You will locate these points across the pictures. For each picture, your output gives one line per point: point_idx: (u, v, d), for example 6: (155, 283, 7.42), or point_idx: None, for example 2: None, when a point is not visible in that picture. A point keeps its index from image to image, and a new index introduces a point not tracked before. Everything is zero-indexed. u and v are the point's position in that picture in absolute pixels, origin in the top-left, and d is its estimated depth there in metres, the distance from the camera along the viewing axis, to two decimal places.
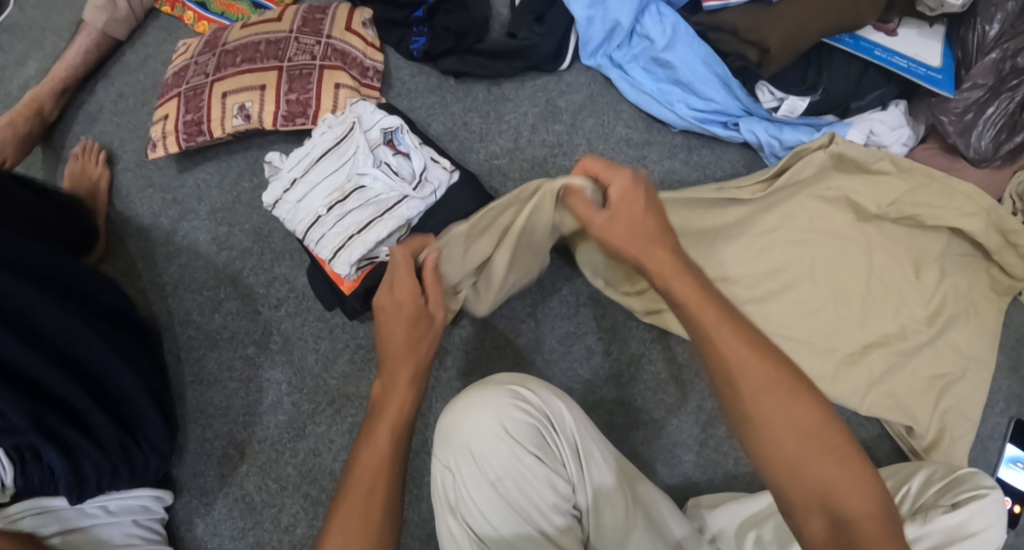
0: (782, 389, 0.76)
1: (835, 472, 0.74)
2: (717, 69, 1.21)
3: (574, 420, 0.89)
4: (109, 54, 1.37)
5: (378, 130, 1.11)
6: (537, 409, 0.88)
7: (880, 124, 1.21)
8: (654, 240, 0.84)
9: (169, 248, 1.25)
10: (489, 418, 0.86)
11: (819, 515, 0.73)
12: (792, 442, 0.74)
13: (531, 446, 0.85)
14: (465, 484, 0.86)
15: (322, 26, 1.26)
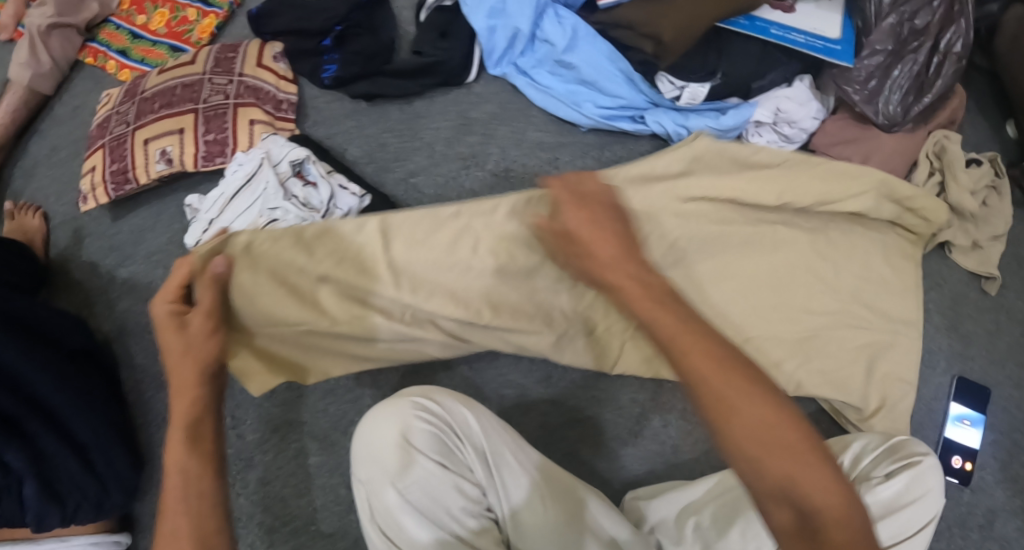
0: (734, 389, 0.72)
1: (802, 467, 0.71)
2: (620, 66, 1.22)
3: (477, 424, 0.92)
4: (40, 109, 1.40)
5: (287, 163, 1.14)
6: (439, 416, 0.91)
7: (786, 101, 1.22)
8: (595, 242, 0.83)
9: (110, 295, 1.25)
10: (392, 429, 0.89)
11: (785, 505, 0.71)
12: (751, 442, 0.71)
13: (434, 453, 0.89)
14: (377, 500, 0.88)
15: (233, 64, 1.29)
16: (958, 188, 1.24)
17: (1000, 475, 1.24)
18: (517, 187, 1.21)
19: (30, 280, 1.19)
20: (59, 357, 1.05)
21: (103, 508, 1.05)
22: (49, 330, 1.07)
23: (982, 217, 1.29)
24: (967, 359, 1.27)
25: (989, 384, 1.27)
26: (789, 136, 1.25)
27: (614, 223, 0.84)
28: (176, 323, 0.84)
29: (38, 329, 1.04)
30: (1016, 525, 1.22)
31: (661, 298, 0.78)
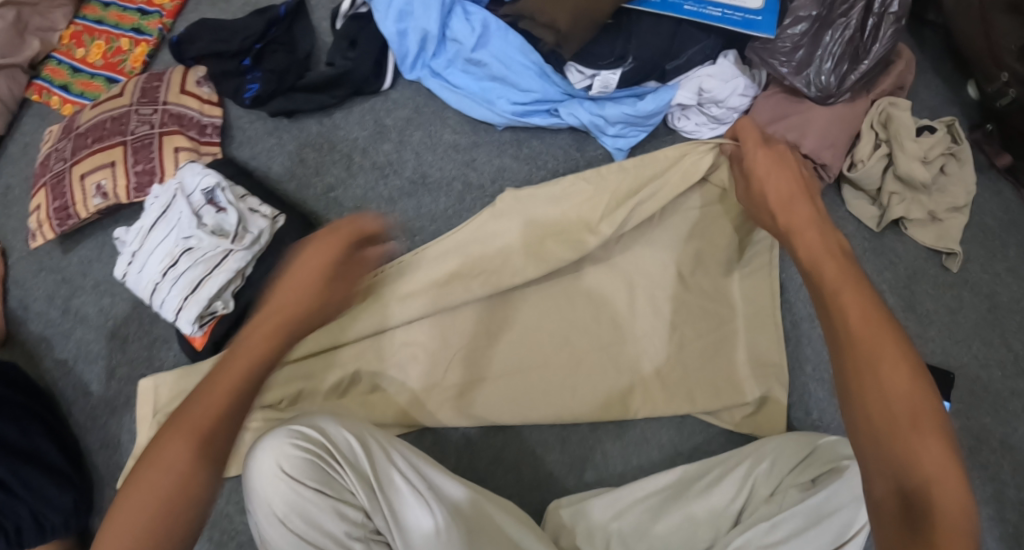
0: (886, 349, 0.72)
1: (904, 394, 0.71)
2: (531, 58, 1.20)
3: (360, 449, 0.94)
4: None
5: (199, 193, 1.14)
6: (319, 445, 0.92)
7: (709, 79, 1.17)
8: (790, 196, 0.90)
9: (63, 325, 1.29)
10: (269, 459, 0.90)
11: (889, 482, 0.69)
12: (875, 404, 0.71)
13: (312, 481, 0.90)
14: (265, 528, 0.90)
15: (158, 93, 1.26)
16: (907, 156, 1.16)
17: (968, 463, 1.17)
18: (434, 193, 1.22)
19: None
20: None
21: (44, 530, 1.12)
22: None
23: (939, 186, 1.21)
24: (926, 340, 1.20)
25: (951, 366, 1.20)
26: (720, 117, 1.20)
27: (793, 170, 0.94)
28: (333, 281, 0.84)
29: None
30: (984, 514, 1.16)
31: (832, 255, 0.81)
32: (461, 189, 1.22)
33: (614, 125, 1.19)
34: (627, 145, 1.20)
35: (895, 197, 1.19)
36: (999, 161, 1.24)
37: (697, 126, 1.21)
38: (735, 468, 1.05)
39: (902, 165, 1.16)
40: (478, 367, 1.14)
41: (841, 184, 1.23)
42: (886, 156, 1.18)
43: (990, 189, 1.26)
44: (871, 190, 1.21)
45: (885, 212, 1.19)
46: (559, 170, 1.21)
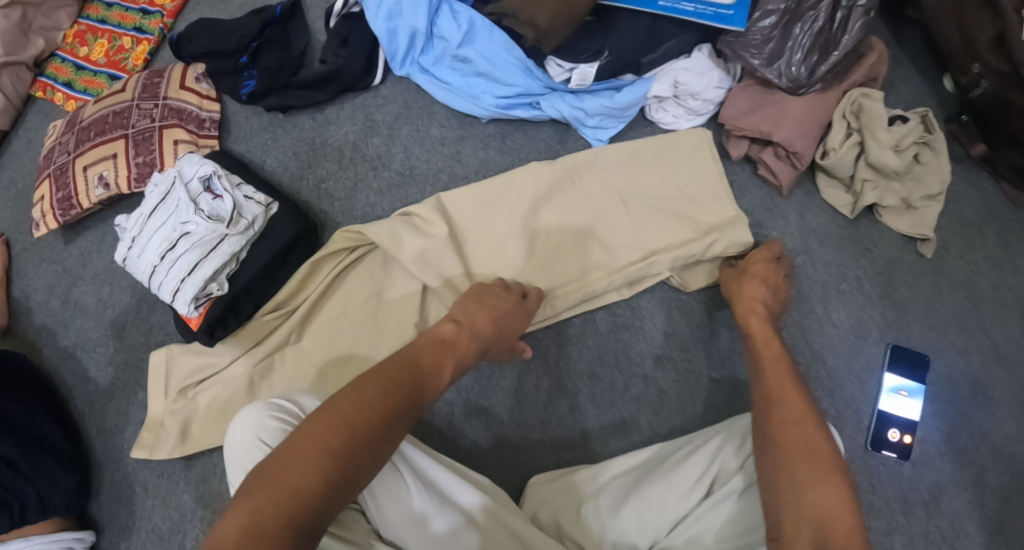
0: (797, 416, 0.94)
1: (808, 435, 0.92)
2: (515, 54, 1.23)
3: None
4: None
5: (197, 180, 1.20)
6: (296, 415, 0.97)
7: (684, 73, 1.20)
8: (748, 287, 1.11)
9: (63, 314, 1.34)
10: (248, 429, 0.95)
11: (804, 525, 0.85)
12: (793, 455, 0.90)
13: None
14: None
15: (158, 88, 1.33)
16: (878, 147, 1.18)
17: (944, 447, 1.19)
18: (421, 185, 1.26)
19: None
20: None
21: (48, 508, 1.17)
22: None
23: (915, 175, 1.23)
24: (903, 326, 1.22)
25: (928, 353, 1.22)
26: (696, 109, 1.23)
27: (764, 287, 1.11)
28: (483, 313, 1.06)
29: None
30: (963, 499, 1.18)
31: (768, 337, 1.05)
32: (447, 180, 1.25)
33: (594, 117, 1.23)
34: (607, 136, 1.23)
35: (869, 183, 1.21)
36: (974, 150, 1.26)
37: (675, 118, 1.24)
38: (710, 441, 1.07)
39: (875, 154, 1.18)
40: (479, 239, 1.17)
41: (816, 171, 1.25)
42: (858, 145, 1.20)
43: (968, 179, 1.28)
44: (845, 178, 1.23)
45: (858, 199, 1.21)
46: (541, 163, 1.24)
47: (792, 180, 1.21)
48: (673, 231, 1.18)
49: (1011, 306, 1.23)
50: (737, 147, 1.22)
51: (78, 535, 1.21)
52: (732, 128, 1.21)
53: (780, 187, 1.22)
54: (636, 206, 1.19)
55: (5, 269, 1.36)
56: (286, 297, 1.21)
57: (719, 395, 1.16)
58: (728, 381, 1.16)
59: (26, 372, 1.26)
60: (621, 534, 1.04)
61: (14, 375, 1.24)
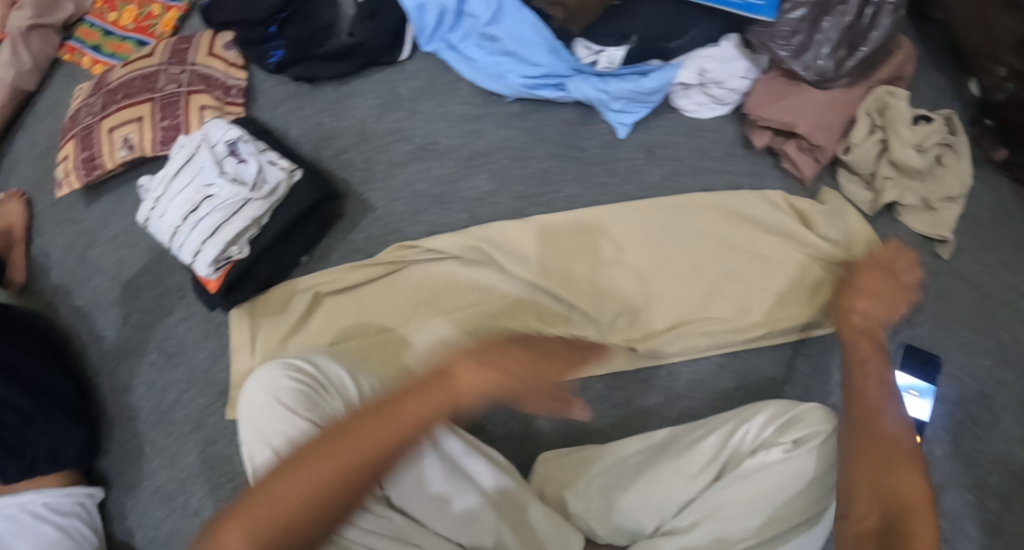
0: (883, 404, 1.03)
1: (887, 417, 1.02)
2: (542, 35, 1.22)
3: (348, 382, 0.99)
4: (25, 108, 1.46)
5: (223, 144, 1.21)
6: (312, 376, 0.97)
7: (710, 60, 1.20)
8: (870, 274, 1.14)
9: (80, 274, 1.35)
10: (265, 390, 0.95)
11: (876, 511, 0.95)
12: (878, 443, 0.99)
13: (304, 411, 0.94)
14: (256, 455, 0.95)
15: (186, 55, 1.34)
16: (900, 145, 1.19)
17: (949, 448, 1.20)
18: (441, 159, 1.26)
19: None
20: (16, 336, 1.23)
21: (58, 461, 1.21)
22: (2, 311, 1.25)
23: (934, 176, 1.23)
24: (913, 325, 1.24)
25: (938, 353, 1.22)
26: (720, 97, 1.23)
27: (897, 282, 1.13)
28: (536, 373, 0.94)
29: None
30: (964, 499, 1.17)
31: (868, 333, 1.10)
32: (467, 156, 1.26)
33: (618, 100, 1.21)
34: (631, 120, 1.22)
35: (889, 181, 1.21)
36: (994, 154, 1.27)
37: (698, 105, 1.24)
38: (722, 424, 1.07)
39: (897, 153, 1.19)
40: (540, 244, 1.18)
41: (837, 166, 1.25)
42: (880, 142, 1.21)
43: (986, 182, 1.28)
44: (866, 174, 1.23)
45: (879, 195, 1.21)
46: (561, 142, 1.25)
47: (814, 173, 1.21)
48: (737, 255, 1.18)
49: None
50: (760, 137, 1.22)
51: (91, 490, 1.27)
52: (756, 118, 1.21)
53: (801, 180, 1.22)
54: (686, 215, 1.20)
55: (26, 229, 1.38)
56: (333, 277, 1.22)
57: (729, 381, 1.17)
58: (737, 371, 1.17)
59: (42, 332, 1.30)
60: (628, 513, 1.04)
61: (30, 332, 1.27)
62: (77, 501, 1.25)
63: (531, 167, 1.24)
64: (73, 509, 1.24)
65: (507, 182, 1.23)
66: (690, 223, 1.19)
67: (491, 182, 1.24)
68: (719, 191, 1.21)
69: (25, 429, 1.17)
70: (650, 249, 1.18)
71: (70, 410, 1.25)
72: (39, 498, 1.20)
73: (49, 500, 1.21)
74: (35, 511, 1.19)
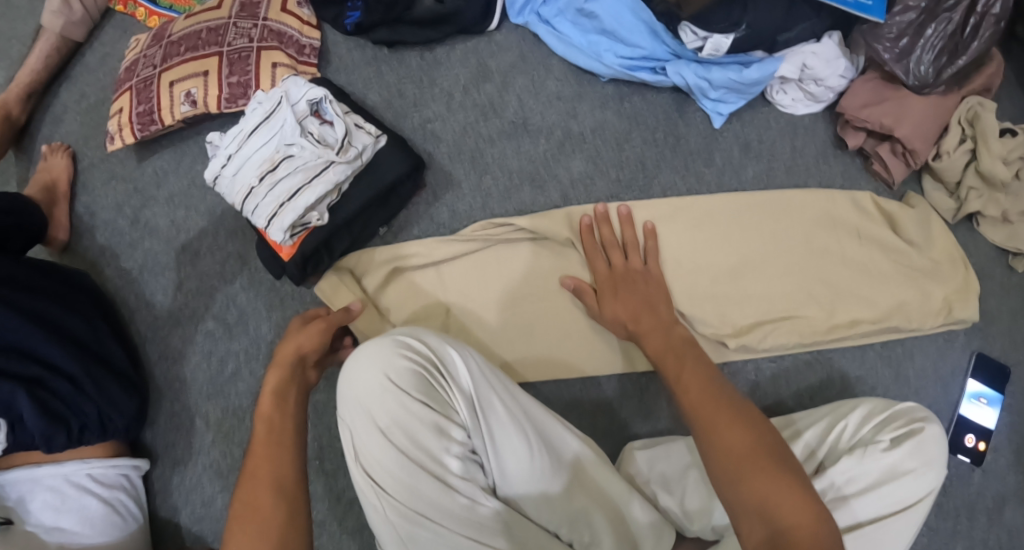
0: (724, 417, 0.88)
1: (724, 430, 0.87)
2: (644, 16, 1.20)
3: (462, 366, 0.94)
4: (71, 57, 1.36)
5: (305, 103, 1.15)
6: (423, 357, 0.93)
7: (813, 57, 1.18)
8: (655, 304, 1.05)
9: (132, 235, 1.27)
10: (376, 369, 0.91)
11: (760, 523, 0.80)
12: (721, 461, 0.85)
13: (418, 394, 0.91)
14: (362, 437, 0.91)
15: (258, 9, 1.27)
16: (988, 156, 1.19)
17: (1012, 459, 1.23)
18: (534, 136, 1.22)
19: (40, 237, 1.22)
20: (64, 297, 1.16)
21: (106, 431, 1.15)
22: (50, 269, 1.17)
23: (1013, 190, 1.23)
24: (987, 335, 1.24)
25: (1008, 364, 1.24)
26: (816, 94, 1.21)
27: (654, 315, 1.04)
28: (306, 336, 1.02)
29: (44, 265, 1.17)
30: (1022, 511, 1.21)
31: (674, 352, 0.99)
32: (561, 136, 1.21)
33: (717, 90, 1.19)
34: (728, 111, 1.20)
35: (974, 191, 1.22)
36: None
37: (794, 101, 1.23)
38: (819, 422, 1.08)
39: (986, 163, 1.19)
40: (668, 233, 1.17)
41: (923, 174, 1.25)
42: (969, 151, 1.21)
43: None
44: (950, 183, 1.23)
45: (963, 205, 1.22)
46: (659, 130, 1.21)
47: (903, 177, 1.21)
48: (844, 256, 1.19)
49: None
50: (854, 138, 1.21)
51: (136, 462, 1.20)
52: (852, 119, 1.20)
53: (891, 184, 1.22)
54: (783, 212, 1.19)
55: (68, 184, 1.28)
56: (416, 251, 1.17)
57: (814, 380, 1.18)
58: (820, 368, 1.18)
59: (91, 293, 1.22)
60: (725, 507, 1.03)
61: (79, 294, 1.20)
62: (122, 474, 1.19)
63: (627, 152, 1.20)
64: (119, 482, 1.18)
65: (602, 166, 1.20)
66: (790, 221, 1.19)
67: (586, 164, 1.20)
68: (813, 188, 1.21)
69: (75, 397, 1.11)
70: (749, 251, 1.18)
71: (121, 377, 1.18)
72: (83, 471, 1.14)
73: (94, 473, 1.15)
74: (80, 484, 1.13)
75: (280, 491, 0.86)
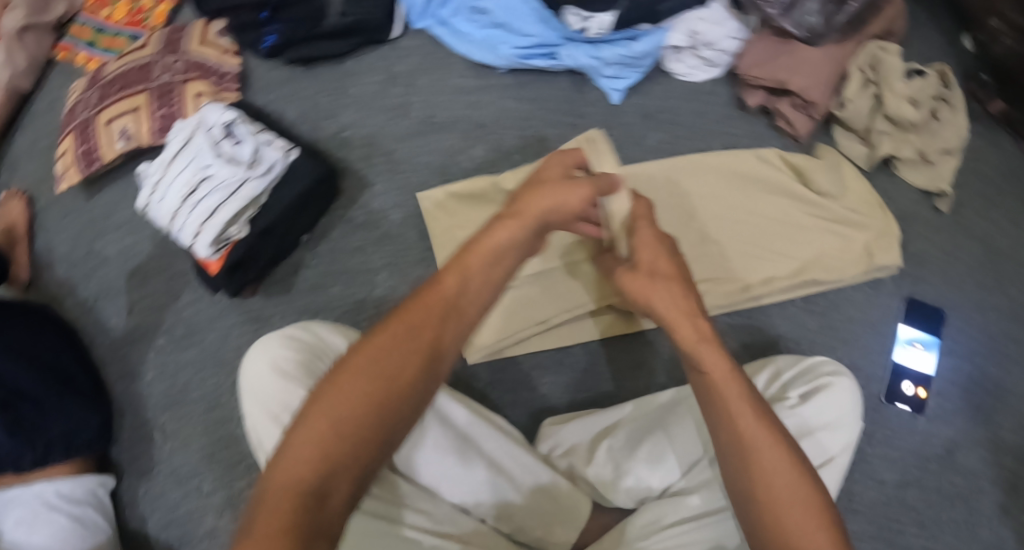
0: (766, 440, 0.79)
1: (765, 459, 0.78)
2: (533, 5, 1.23)
3: (347, 351, 1.00)
4: (22, 108, 1.48)
5: (219, 126, 1.20)
6: (310, 346, 0.99)
7: (700, 22, 1.21)
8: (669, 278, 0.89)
9: (87, 265, 1.36)
10: (264, 360, 0.97)
11: None
12: (792, 508, 0.76)
13: (303, 380, 0.96)
14: (261, 423, 0.96)
15: (180, 44, 1.35)
16: (893, 97, 1.18)
17: (961, 403, 1.19)
18: (440, 132, 1.26)
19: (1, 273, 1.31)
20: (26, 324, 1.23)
21: (72, 446, 1.20)
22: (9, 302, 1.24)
23: (929, 129, 1.21)
24: (919, 280, 1.21)
25: (944, 306, 1.21)
26: (712, 59, 1.24)
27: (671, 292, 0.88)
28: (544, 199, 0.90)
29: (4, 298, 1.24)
30: (977, 455, 1.18)
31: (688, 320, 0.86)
32: (466, 128, 1.26)
33: (611, 67, 1.22)
34: (624, 86, 1.23)
35: (885, 135, 1.21)
36: (991, 107, 1.25)
37: (691, 69, 1.25)
38: None
39: (891, 106, 1.18)
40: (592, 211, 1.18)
41: (832, 125, 1.25)
42: (874, 96, 1.21)
43: (988, 139, 1.26)
44: (861, 130, 1.22)
45: (874, 150, 1.21)
46: (559, 110, 1.25)
47: (809, 130, 1.21)
48: (755, 212, 1.19)
49: None
50: (753, 97, 1.23)
51: (102, 480, 1.24)
52: (748, 79, 1.22)
53: (796, 138, 1.23)
54: (688, 175, 1.20)
55: (27, 225, 1.39)
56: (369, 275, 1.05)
57: (736, 341, 1.18)
58: (744, 330, 1.18)
59: (53, 321, 1.29)
60: (636, 476, 1.04)
61: (41, 321, 1.27)
62: (91, 491, 1.22)
63: (530, 135, 1.24)
64: (87, 499, 1.20)
65: (506, 152, 1.24)
66: (694, 183, 1.20)
67: (490, 152, 1.24)
68: (716, 151, 1.22)
69: (38, 415, 1.17)
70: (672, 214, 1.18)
71: (82, 395, 1.24)
72: (52, 488, 1.16)
73: (63, 490, 1.17)
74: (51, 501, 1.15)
75: (432, 364, 0.80)
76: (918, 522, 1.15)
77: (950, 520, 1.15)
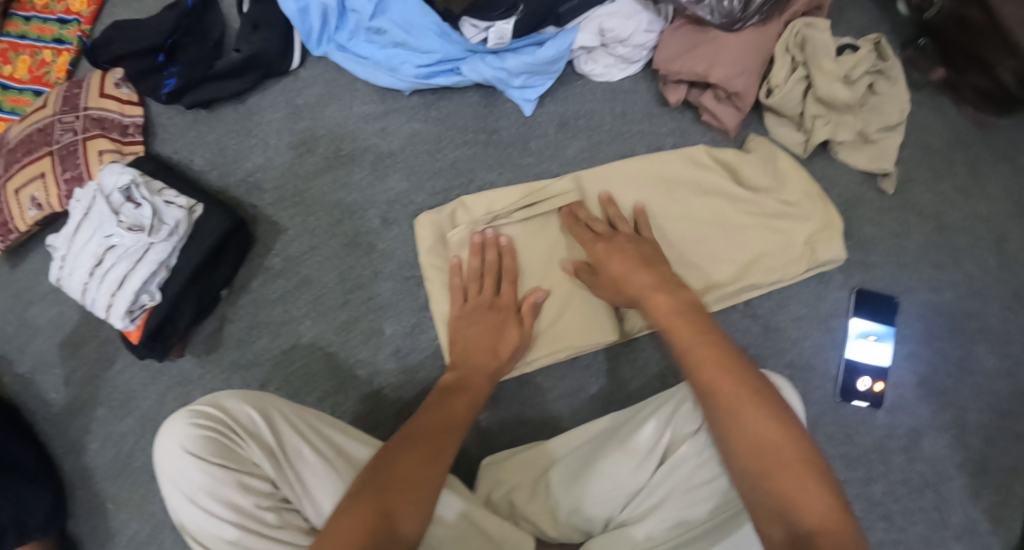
0: (745, 407, 0.84)
1: (745, 410, 0.84)
2: (431, 19, 1.18)
3: (260, 420, 0.96)
4: None
5: (117, 191, 1.15)
6: (219, 422, 0.95)
7: (609, 18, 1.13)
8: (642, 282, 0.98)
9: (19, 338, 1.33)
10: (173, 441, 0.94)
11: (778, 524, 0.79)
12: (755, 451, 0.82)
13: (216, 457, 0.93)
14: (179, 506, 0.93)
15: (78, 99, 1.28)
16: (823, 78, 1.10)
17: (924, 392, 1.12)
18: (350, 165, 1.22)
19: None
20: None
21: (25, 530, 1.17)
22: None
23: (869, 105, 1.15)
24: (868, 267, 1.15)
25: (897, 292, 1.14)
26: (626, 56, 1.18)
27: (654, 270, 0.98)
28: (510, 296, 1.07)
29: None
30: (944, 441, 1.11)
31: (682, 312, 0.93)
32: (375, 158, 1.22)
33: (519, 76, 1.17)
34: (535, 95, 1.18)
35: (819, 119, 1.13)
36: (932, 77, 1.19)
37: (606, 68, 1.19)
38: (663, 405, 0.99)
39: (822, 87, 1.10)
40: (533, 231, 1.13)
41: (764, 111, 1.17)
42: (804, 78, 1.13)
43: (928, 105, 1.19)
44: (794, 115, 1.15)
45: (810, 136, 1.14)
46: (470, 129, 1.20)
47: (738, 124, 1.15)
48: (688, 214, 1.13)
49: (982, 237, 1.15)
50: (674, 93, 1.16)
51: None
52: (666, 74, 1.15)
53: (726, 131, 1.16)
54: (612, 184, 1.14)
55: None
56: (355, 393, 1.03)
57: None
58: None
59: None
60: (579, 512, 1.00)
61: None
62: None
63: (443, 158, 1.20)
64: None
65: (420, 179, 1.20)
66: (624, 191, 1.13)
67: (403, 181, 1.20)
68: (638, 154, 1.17)
69: None
70: None
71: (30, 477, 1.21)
72: None
73: None
74: None
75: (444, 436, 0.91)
76: (886, 517, 1.08)
77: (921, 511, 1.09)
